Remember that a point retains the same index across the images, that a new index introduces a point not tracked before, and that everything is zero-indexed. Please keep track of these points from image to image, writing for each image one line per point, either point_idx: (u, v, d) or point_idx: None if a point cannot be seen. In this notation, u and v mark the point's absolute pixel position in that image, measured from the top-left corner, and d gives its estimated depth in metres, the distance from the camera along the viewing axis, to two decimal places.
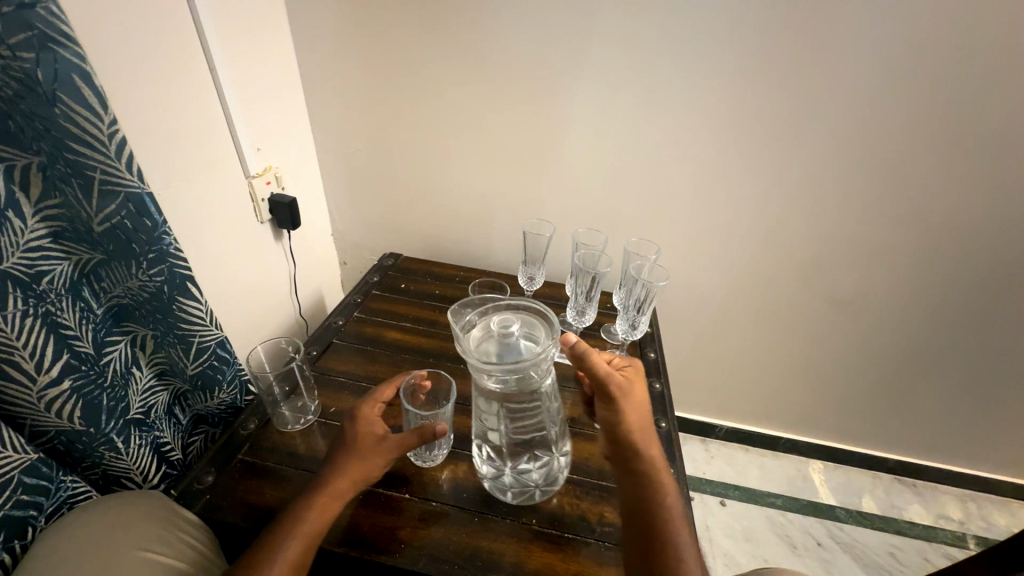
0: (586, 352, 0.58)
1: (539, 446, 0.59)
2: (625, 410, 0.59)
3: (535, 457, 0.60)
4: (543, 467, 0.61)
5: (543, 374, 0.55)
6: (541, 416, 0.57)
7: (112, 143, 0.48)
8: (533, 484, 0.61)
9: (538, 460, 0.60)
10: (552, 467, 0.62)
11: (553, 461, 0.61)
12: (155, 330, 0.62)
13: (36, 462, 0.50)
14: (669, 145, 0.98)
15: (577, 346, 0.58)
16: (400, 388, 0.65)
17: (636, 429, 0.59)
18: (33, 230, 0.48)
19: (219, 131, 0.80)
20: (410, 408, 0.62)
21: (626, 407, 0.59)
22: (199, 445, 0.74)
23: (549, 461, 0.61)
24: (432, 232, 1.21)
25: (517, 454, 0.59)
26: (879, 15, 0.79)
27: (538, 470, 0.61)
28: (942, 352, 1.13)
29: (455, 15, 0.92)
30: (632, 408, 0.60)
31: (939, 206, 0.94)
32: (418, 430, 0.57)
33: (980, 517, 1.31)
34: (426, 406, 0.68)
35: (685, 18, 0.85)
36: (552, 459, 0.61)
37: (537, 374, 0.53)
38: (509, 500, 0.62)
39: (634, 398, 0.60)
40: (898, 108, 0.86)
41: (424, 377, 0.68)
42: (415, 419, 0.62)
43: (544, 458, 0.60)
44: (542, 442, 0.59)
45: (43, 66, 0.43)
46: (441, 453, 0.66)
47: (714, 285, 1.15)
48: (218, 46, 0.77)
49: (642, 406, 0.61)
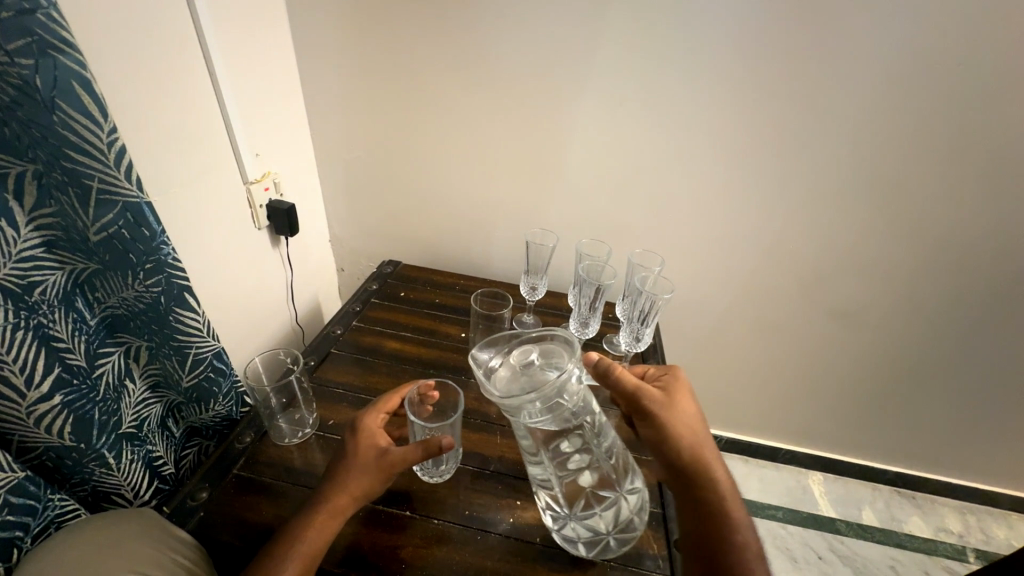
0: (608, 367, 0.58)
1: (600, 486, 0.54)
2: (675, 427, 0.58)
3: (599, 500, 0.54)
4: (611, 510, 0.55)
5: (577, 399, 0.52)
6: (589, 447, 0.54)
7: (112, 151, 0.47)
8: (605, 531, 0.56)
9: (604, 503, 0.55)
10: (622, 509, 0.56)
11: (621, 501, 0.55)
12: (149, 341, 0.60)
13: (23, 481, 0.48)
14: (671, 156, 0.98)
15: (600, 363, 0.59)
16: (407, 399, 0.63)
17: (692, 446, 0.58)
18: (26, 239, 0.46)
19: (219, 137, 0.78)
20: (416, 420, 0.59)
21: (676, 424, 0.58)
22: (191, 459, 0.73)
23: (617, 502, 0.55)
24: (432, 239, 1.20)
25: (578, 499, 0.54)
26: (880, 31, 0.80)
27: (607, 515, 0.55)
28: (942, 365, 1.13)
29: (459, 23, 0.92)
30: (683, 425, 0.58)
31: (939, 220, 0.95)
32: (422, 442, 0.54)
33: (978, 529, 1.31)
34: (435, 418, 0.66)
35: (688, 30, 0.85)
36: (619, 499, 0.55)
37: (568, 400, 0.51)
38: (584, 555, 0.56)
39: (681, 412, 0.59)
40: (899, 123, 0.87)
41: (432, 387, 0.66)
42: (421, 430, 0.59)
43: (610, 499, 0.55)
44: (602, 480, 0.54)
45: (42, 73, 0.42)
46: (449, 468, 0.65)
47: (714, 296, 1.15)
48: (219, 52, 0.76)
49: (695, 421, 0.59)
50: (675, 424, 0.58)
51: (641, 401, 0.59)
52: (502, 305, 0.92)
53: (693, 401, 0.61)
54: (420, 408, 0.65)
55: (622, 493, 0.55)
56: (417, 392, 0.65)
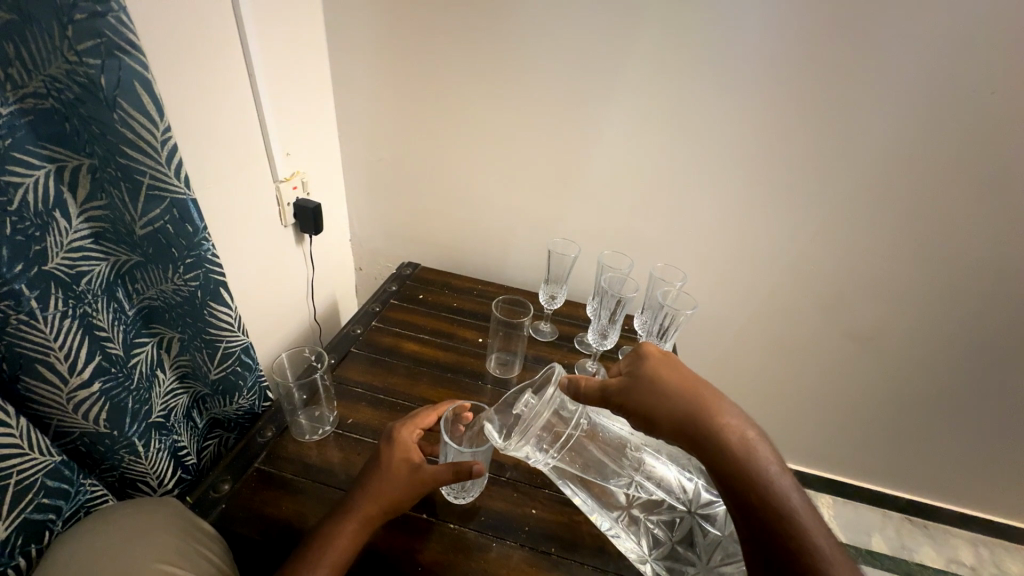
0: (574, 382, 0.55)
1: (661, 506, 0.54)
2: (656, 404, 0.48)
3: (669, 523, 0.54)
4: (689, 531, 0.53)
5: (586, 418, 0.59)
6: (631, 473, 0.56)
7: (164, 148, 0.49)
8: (696, 561, 0.51)
9: (677, 525, 0.53)
10: (702, 529, 0.52)
11: (697, 519, 0.53)
12: (182, 333, 0.61)
13: (59, 465, 0.49)
14: (696, 172, 0.98)
15: (570, 385, 0.55)
16: (443, 417, 0.63)
17: (684, 416, 0.46)
18: (77, 230, 0.48)
19: (254, 135, 0.80)
20: (450, 443, 0.59)
21: (657, 402, 0.48)
22: (212, 450, 0.74)
23: (692, 523, 0.53)
24: (451, 243, 1.21)
25: (646, 530, 0.54)
26: (914, 57, 0.80)
27: (688, 540, 0.52)
28: (962, 394, 1.12)
29: (492, 31, 0.93)
30: (662, 397, 0.48)
31: (967, 248, 0.94)
32: (453, 465, 0.56)
33: (992, 563, 1.29)
34: (466, 440, 0.63)
35: (720, 49, 0.86)
36: (691, 518, 0.53)
37: (574, 420, 0.57)
38: None
39: (661, 389, 0.48)
40: (930, 149, 0.87)
41: (467, 408, 0.65)
42: (453, 453, 0.59)
43: (682, 519, 0.53)
44: (662, 500, 0.54)
45: (107, 73, 0.44)
46: (474, 490, 0.63)
47: (732, 313, 1.14)
48: (259, 52, 0.78)
49: (677, 385, 0.48)
50: (652, 400, 0.48)
51: (613, 397, 0.51)
52: (521, 312, 0.92)
53: (669, 366, 0.50)
54: (454, 427, 0.63)
55: (695, 511, 0.53)
56: (454, 411, 0.65)
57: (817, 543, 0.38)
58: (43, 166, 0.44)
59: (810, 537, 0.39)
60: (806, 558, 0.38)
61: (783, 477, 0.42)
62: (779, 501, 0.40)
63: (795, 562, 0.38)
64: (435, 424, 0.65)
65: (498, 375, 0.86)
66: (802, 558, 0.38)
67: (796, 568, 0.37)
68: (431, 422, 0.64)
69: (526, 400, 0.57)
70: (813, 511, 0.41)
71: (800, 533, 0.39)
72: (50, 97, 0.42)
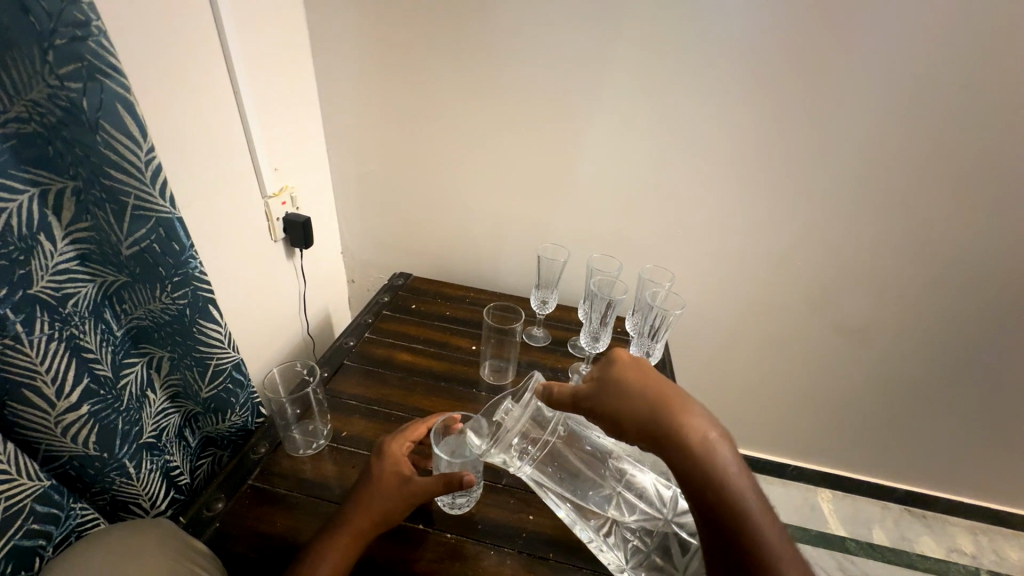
0: (548, 393, 0.53)
1: (638, 515, 0.54)
2: (624, 411, 0.46)
3: (648, 534, 0.53)
4: (666, 541, 0.52)
5: (564, 425, 0.59)
6: (610, 483, 0.57)
7: (149, 168, 0.49)
8: (674, 571, 0.50)
9: (652, 532, 0.53)
10: (678, 539, 0.51)
11: (673, 529, 0.52)
12: (171, 352, 0.61)
13: (48, 490, 0.49)
14: (681, 174, 1.00)
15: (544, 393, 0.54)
16: (433, 429, 0.62)
17: (650, 423, 0.44)
18: (63, 252, 0.48)
19: (241, 153, 0.81)
20: (440, 453, 0.60)
21: (626, 409, 0.46)
22: (206, 468, 0.74)
23: (669, 534, 0.52)
24: (442, 252, 1.21)
25: (626, 540, 0.54)
26: (886, 55, 0.83)
27: (666, 550, 0.52)
28: (951, 382, 1.13)
29: (473, 43, 0.95)
30: (628, 403, 0.46)
31: (947, 239, 0.96)
32: (444, 476, 0.56)
33: (992, 550, 1.30)
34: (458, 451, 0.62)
35: (696, 56, 0.88)
36: (668, 528, 0.52)
37: (550, 426, 0.58)
38: None
39: (630, 396, 0.46)
40: (903, 144, 0.89)
41: (457, 419, 0.64)
42: (444, 464, 0.60)
43: (659, 529, 0.53)
44: (641, 511, 0.54)
45: (90, 95, 0.43)
46: (470, 500, 0.63)
47: (723, 311, 1.15)
48: (244, 72, 0.79)
49: (644, 391, 0.46)
50: (620, 407, 0.46)
51: (584, 404, 0.49)
52: (512, 318, 0.92)
53: (638, 373, 0.48)
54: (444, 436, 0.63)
55: (671, 520, 0.52)
56: (443, 423, 0.63)
57: (769, 543, 0.39)
58: (27, 190, 0.44)
59: (763, 537, 0.39)
60: (758, 559, 0.38)
61: (741, 479, 0.42)
62: (737, 504, 0.40)
63: (747, 561, 0.39)
64: (425, 436, 0.65)
65: (492, 382, 0.86)
66: (755, 556, 0.39)
67: (747, 568, 0.38)
68: (421, 435, 0.64)
69: (507, 406, 0.58)
70: (767, 509, 0.41)
71: (754, 534, 0.39)
72: (33, 121, 0.43)
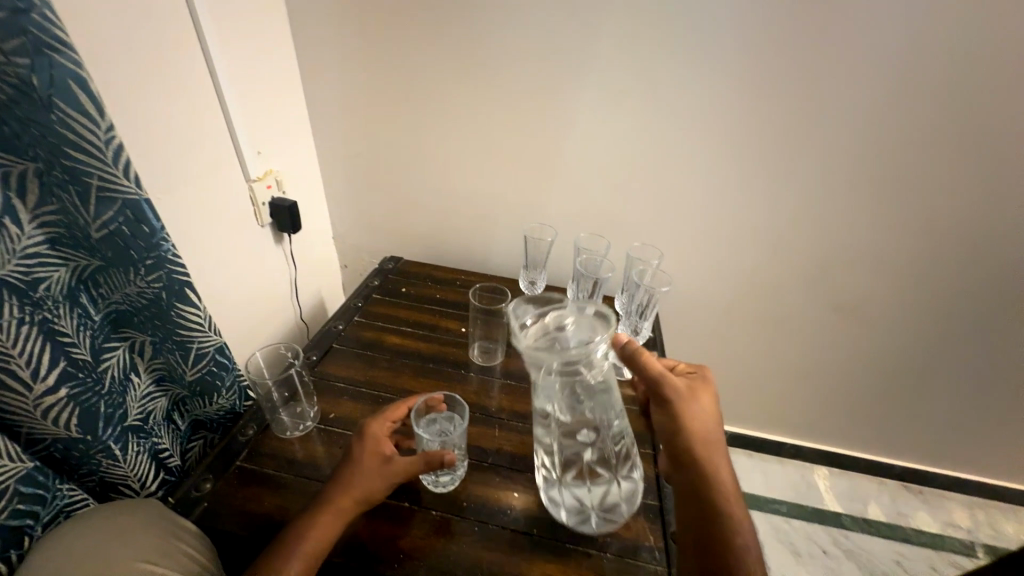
0: (635, 352, 0.61)
1: (596, 457, 0.57)
2: (691, 417, 0.59)
3: (593, 474, 0.58)
4: (601, 484, 0.58)
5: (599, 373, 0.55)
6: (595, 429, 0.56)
7: (109, 149, 0.48)
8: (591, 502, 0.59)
9: (597, 479, 0.58)
10: (612, 489, 0.59)
11: (614, 480, 0.58)
12: (153, 336, 0.61)
13: (32, 471, 0.50)
14: (673, 149, 0.97)
15: (627, 346, 0.61)
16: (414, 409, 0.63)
17: (703, 438, 0.58)
18: (31, 237, 0.47)
19: (219, 135, 0.80)
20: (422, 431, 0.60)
21: (694, 418, 0.59)
22: (197, 450, 0.74)
23: (609, 480, 0.58)
24: (432, 235, 1.20)
25: (574, 469, 0.57)
26: (889, 16, 0.78)
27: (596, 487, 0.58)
28: (950, 358, 1.11)
29: (456, 15, 0.91)
30: (698, 415, 0.59)
31: (949, 212, 0.92)
32: (424, 456, 0.57)
33: (987, 524, 1.30)
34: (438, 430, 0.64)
35: (687, 22, 0.84)
36: (611, 481, 0.58)
37: (596, 368, 0.54)
38: (562, 520, 0.60)
39: (699, 409, 0.59)
40: (906, 111, 0.85)
41: (439, 400, 0.65)
42: (424, 443, 0.60)
43: (603, 475, 0.58)
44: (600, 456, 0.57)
45: (39, 72, 0.42)
46: (453, 479, 0.63)
47: (717, 289, 1.14)
48: (218, 51, 0.77)
49: (712, 417, 0.59)
50: (688, 411, 0.59)
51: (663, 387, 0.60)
52: (501, 299, 0.92)
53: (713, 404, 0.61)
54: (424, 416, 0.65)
55: (616, 476, 0.58)
56: (425, 402, 0.65)
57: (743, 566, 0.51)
58: None
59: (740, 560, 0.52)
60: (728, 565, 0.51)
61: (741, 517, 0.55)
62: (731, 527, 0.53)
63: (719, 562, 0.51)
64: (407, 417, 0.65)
65: (481, 363, 0.85)
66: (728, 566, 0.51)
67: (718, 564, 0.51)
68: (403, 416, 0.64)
69: (568, 323, 0.57)
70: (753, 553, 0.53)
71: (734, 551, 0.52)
72: None
